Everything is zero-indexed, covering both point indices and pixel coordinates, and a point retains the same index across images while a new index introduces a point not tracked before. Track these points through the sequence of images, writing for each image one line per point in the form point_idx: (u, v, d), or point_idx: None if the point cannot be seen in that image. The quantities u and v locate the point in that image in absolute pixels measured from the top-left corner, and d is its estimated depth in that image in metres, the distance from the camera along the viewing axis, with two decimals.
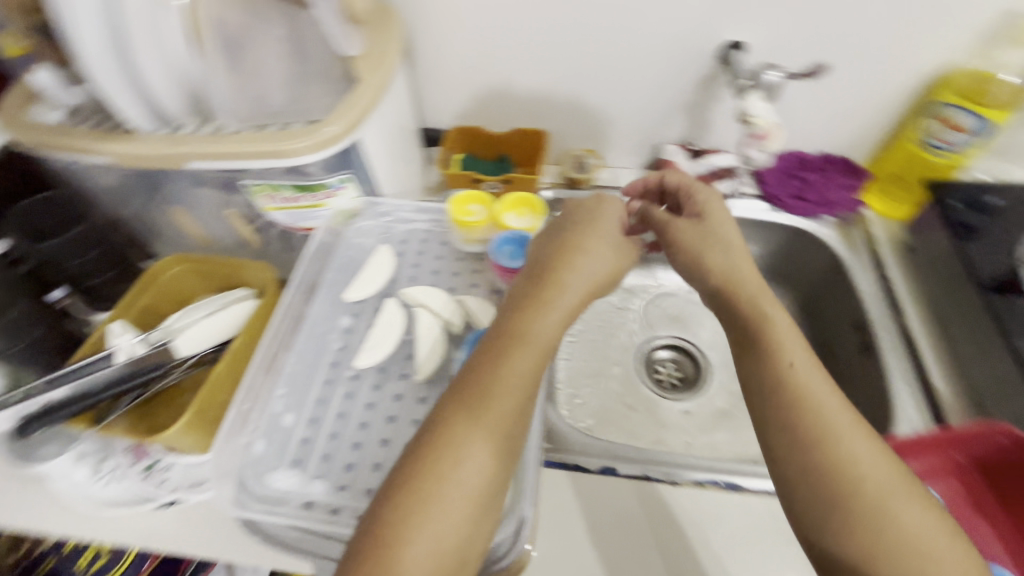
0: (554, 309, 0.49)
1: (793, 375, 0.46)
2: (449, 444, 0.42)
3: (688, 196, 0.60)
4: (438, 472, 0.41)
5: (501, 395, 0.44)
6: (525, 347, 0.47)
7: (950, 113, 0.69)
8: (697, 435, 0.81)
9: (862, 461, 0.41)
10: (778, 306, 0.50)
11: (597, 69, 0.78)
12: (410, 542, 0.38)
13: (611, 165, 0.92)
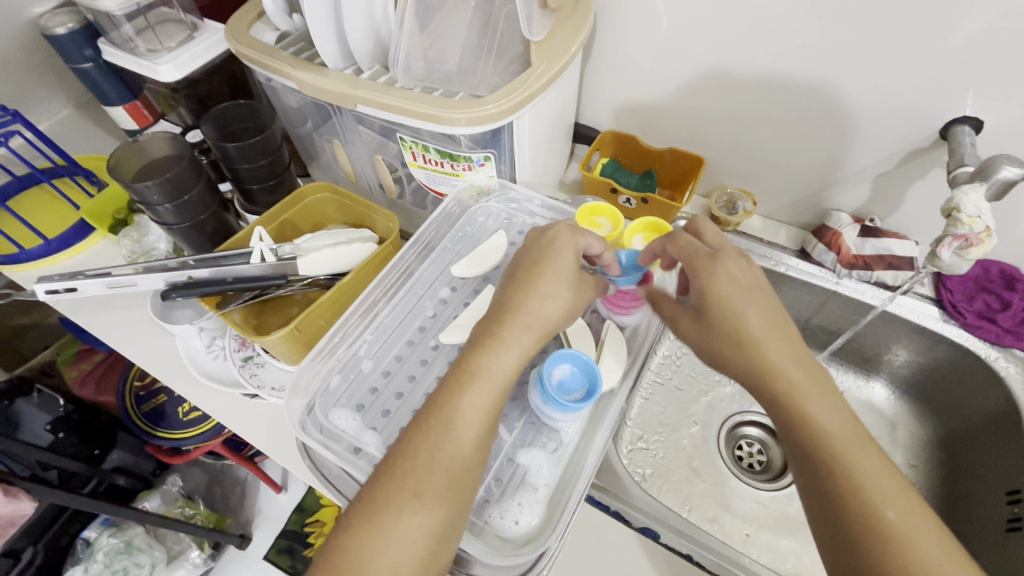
0: (523, 319, 0.47)
1: (846, 456, 0.41)
2: (440, 431, 0.42)
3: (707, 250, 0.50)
4: (429, 448, 0.42)
5: (483, 389, 0.44)
6: (501, 347, 0.46)
7: None
8: (763, 532, 0.73)
9: (896, 522, 0.38)
10: (760, 345, 0.45)
11: (785, 109, 0.71)
12: (397, 516, 0.39)
13: (763, 215, 0.84)
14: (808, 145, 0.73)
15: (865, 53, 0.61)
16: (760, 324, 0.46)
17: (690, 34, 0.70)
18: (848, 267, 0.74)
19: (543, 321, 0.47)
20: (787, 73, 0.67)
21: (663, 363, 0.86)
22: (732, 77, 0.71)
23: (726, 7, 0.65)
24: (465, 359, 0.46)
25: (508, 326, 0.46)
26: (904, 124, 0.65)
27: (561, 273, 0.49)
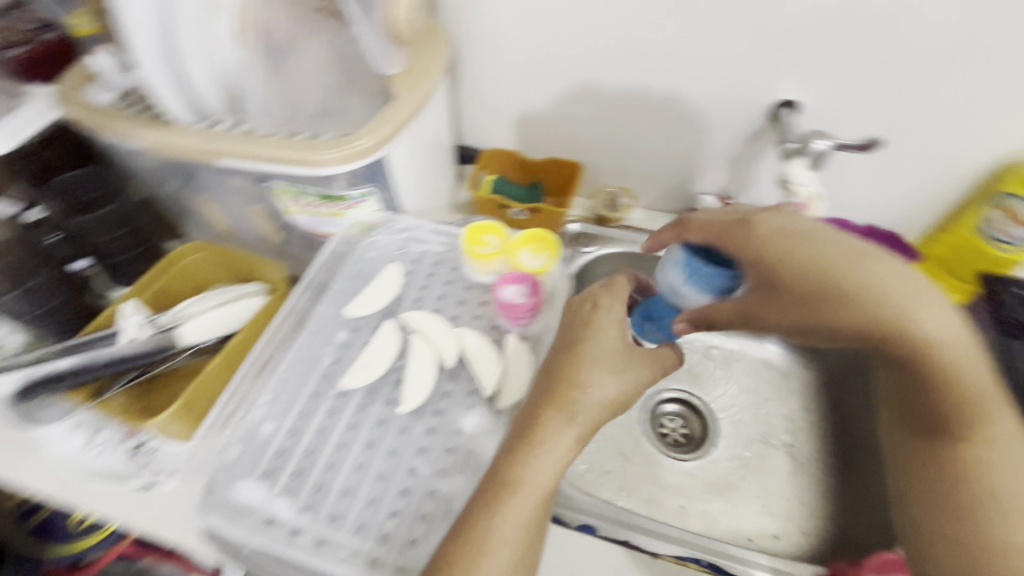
0: (575, 394, 0.45)
1: None
2: (496, 521, 0.42)
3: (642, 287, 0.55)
4: (489, 542, 0.41)
5: (546, 466, 0.44)
6: (540, 436, 0.44)
7: (1018, 208, 0.63)
8: (694, 501, 0.79)
9: None
10: None
11: (643, 111, 0.77)
12: None
13: (644, 207, 0.91)
14: (669, 139, 0.80)
15: (697, 55, 0.68)
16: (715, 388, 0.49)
17: (546, 51, 0.74)
18: None
19: (596, 390, 0.46)
20: (637, 79, 0.73)
21: None
22: (590, 87, 0.77)
23: (573, 25, 0.70)
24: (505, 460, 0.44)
25: (566, 407, 0.45)
26: (740, 113, 0.73)
27: (596, 358, 0.48)
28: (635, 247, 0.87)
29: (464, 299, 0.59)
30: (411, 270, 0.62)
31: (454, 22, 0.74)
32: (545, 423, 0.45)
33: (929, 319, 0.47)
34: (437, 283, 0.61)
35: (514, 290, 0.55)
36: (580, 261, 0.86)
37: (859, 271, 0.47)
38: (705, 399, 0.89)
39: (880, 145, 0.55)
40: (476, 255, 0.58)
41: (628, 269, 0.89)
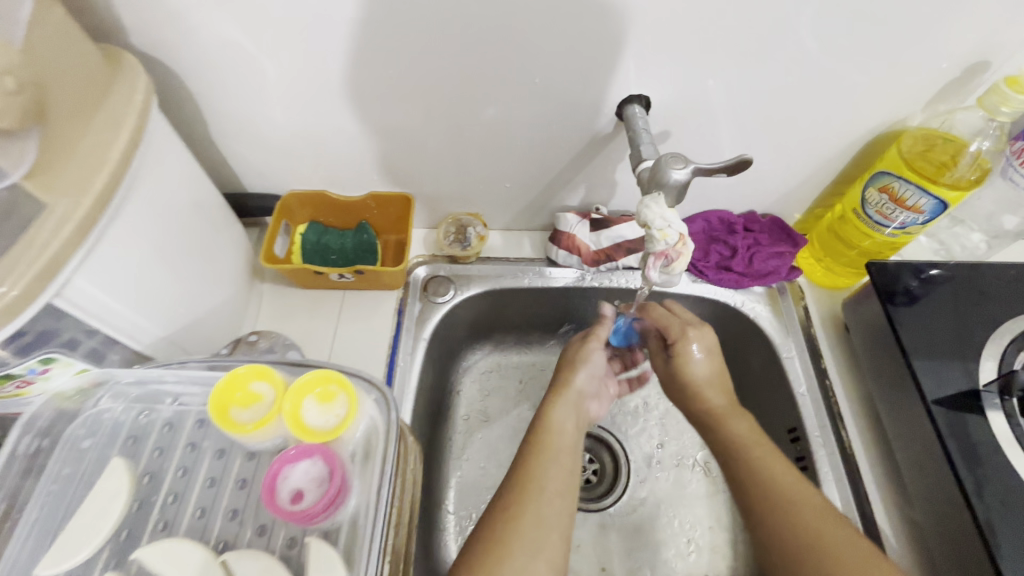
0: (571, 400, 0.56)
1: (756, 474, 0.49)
2: (536, 463, 0.48)
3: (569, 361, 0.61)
4: (540, 485, 0.46)
5: (551, 461, 0.49)
6: (563, 404, 0.55)
7: (898, 189, 0.55)
8: (614, 559, 0.70)
9: (783, 485, 0.47)
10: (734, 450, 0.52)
11: (466, 126, 0.59)
12: (521, 548, 0.42)
13: (502, 228, 0.76)
14: (508, 154, 0.63)
15: (513, 53, 0.51)
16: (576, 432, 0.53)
17: (313, 69, 0.52)
18: (594, 264, 0.70)
19: (571, 404, 0.55)
20: (447, 90, 0.55)
21: (468, 413, 0.76)
22: (389, 109, 0.57)
23: (334, 31, 0.49)
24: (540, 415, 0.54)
25: (556, 410, 0.54)
26: (583, 117, 0.58)
27: (591, 360, 0.60)
28: (499, 282, 0.72)
29: (245, 480, 0.41)
30: (162, 446, 0.42)
31: (158, 45, 0.49)
32: (561, 395, 0.56)
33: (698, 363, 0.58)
34: (204, 459, 0.42)
35: (301, 470, 0.38)
36: (434, 318, 0.69)
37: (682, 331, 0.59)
38: (612, 428, 0.78)
39: (749, 164, 0.43)
40: (237, 420, 0.39)
41: (498, 306, 0.75)
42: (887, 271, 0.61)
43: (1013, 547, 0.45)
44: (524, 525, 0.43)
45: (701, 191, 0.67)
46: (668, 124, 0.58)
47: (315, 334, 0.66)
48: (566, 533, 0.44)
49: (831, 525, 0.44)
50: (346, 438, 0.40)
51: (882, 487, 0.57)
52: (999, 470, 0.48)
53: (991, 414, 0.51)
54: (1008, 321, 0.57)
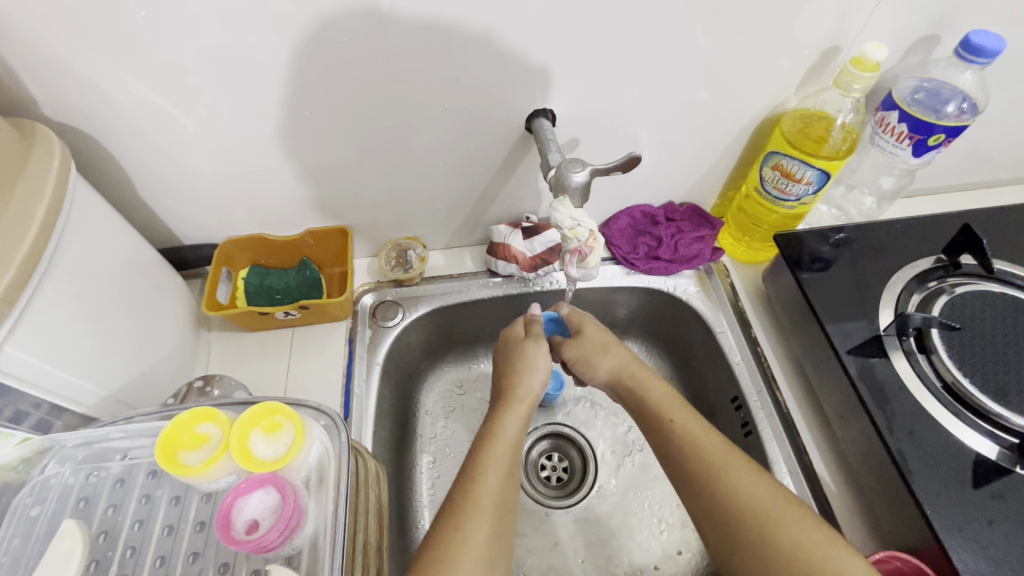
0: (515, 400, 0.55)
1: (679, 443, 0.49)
2: (481, 479, 0.48)
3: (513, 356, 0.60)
4: (483, 502, 0.46)
5: (492, 473, 0.48)
6: (508, 415, 0.54)
7: (787, 165, 0.61)
8: (591, 548, 0.72)
9: (708, 455, 0.48)
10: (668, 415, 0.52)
11: (390, 156, 0.62)
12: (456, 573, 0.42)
13: (442, 247, 0.79)
14: (433, 176, 0.66)
15: (419, 84, 0.54)
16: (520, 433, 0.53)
17: (231, 119, 0.54)
18: (532, 269, 0.73)
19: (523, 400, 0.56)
20: (365, 125, 0.58)
21: (433, 432, 0.77)
22: (312, 149, 0.60)
23: (246, 81, 0.51)
24: (489, 423, 0.53)
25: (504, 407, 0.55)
26: (498, 134, 0.62)
27: (539, 362, 0.59)
28: (445, 298, 0.75)
29: (203, 521, 0.42)
30: (115, 503, 0.42)
31: (72, 113, 0.51)
32: (507, 399, 0.56)
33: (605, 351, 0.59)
34: (160, 507, 0.42)
35: (255, 500, 0.39)
36: (385, 342, 0.71)
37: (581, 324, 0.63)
38: (574, 424, 0.81)
39: (638, 160, 0.48)
40: (186, 462, 0.40)
41: (448, 323, 0.77)
42: (791, 240, 0.67)
43: (924, 470, 0.50)
44: (471, 545, 0.44)
45: (621, 188, 0.72)
46: (577, 131, 0.63)
47: (268, 374, 0.67)
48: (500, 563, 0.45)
49: (756, 487, 0.45)
50: (297, 466, 0.41)
51: (818, 438, 0.62)
52: (905, 404, 0.54)
53: (894, 356, 0.57)
54: (899, 270, 0.63)
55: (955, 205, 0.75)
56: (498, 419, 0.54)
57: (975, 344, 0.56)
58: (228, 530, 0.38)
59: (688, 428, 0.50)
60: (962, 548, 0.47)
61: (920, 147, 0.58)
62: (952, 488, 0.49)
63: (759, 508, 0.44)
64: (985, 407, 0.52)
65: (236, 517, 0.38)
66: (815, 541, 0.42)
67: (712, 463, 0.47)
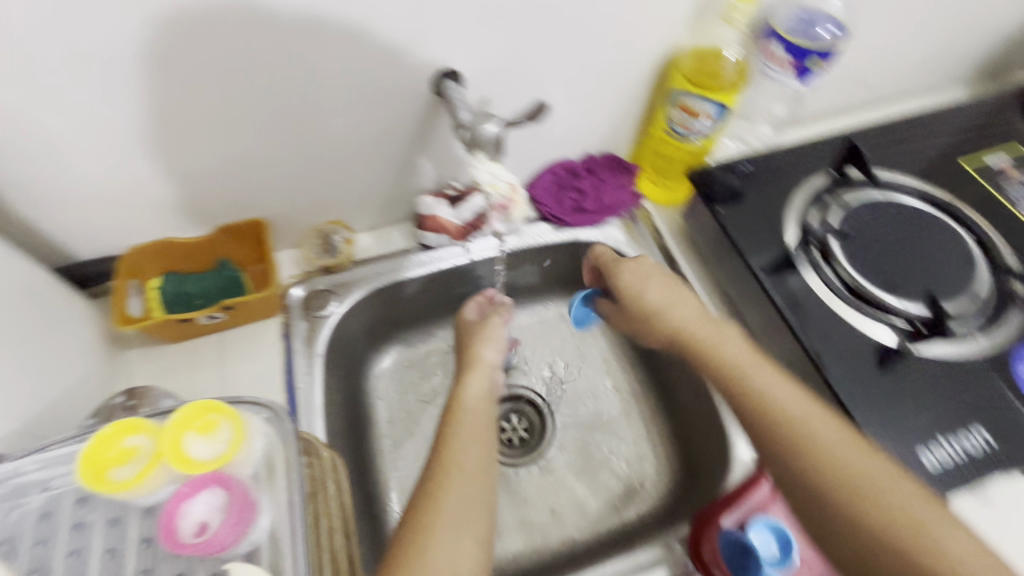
0: (479, 368, 0.61)
1: (749, 390, 0.51)
2: (452, 446, 0.50)
3: (473, 332, 0.66)
4: (460, 464, 0.48)
5: (463, 439, 0.50)
6: (473, 379, 0.59)
7: (688, 102, 0.64)
8: (560, 497, 0.74)
9: (762, 394, 0.50)
10: (722, 355, 0.54)
11: (299, 137, 0.59)
12: (439, 532, 0.42)
13: (370, 229, 0.76)
14: (346, 153, 0.63)
15: (314, 55, 0.52)
16: (484, 396, 0.57)
17: (107, 113, 0.50)
18: (463, 236, 0.73)
19: (483, 365, 0.61)
20: (263, 106, 0.54)
21: (389, 415, 0.76)
22: (209, 138, 0.56)
23: (118, 69, 0.47)
24: (453, 393, 0.58)
25: (469, 371, 0.60)
26: (406, 102, 0.60)
27: (494, 334, 0.65)
28: (381, 279, 0.73)
29: (148, 537, 0.39)
30: (43, 538, 0.39)
31: None
32: (473, 367, 0.61)
33: (653, 293, 0.61)
34: (96, 533, 0.39)
35: (200, 503, 0.38)
36: (324, 333, 0.68)
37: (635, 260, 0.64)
38: (528, 384, 0.83)
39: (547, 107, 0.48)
40: (113, 478, 0.37)
41: (388, 303, 0.76)
42: (703, 175, 0.70)
43: (837, 363, 0.56)
44: (447, 508, 0.44)
45: (540, 146, 0.72)
46: (487, 91, 0.62)
47: (202, 384, 0.63)
48: (489, 515, 0.45)
49: (804, 417, 0.48)
50: (241, 461, 0.40)
51: None
52: (816, 310, 0.59)
53: (802, 268, 0.62)
54: (800, 189, 0.68)
55: (845, 126, 0.81)
56: (465, 384, 0.58)
57: (868, 246, 0.62)
58: (169, 533, 0.37)
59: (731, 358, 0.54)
60: (873, 425, 0.53)
61: (803, 74, 0.63)
62: (861, 375, 0.55)
63: (832, 445, 0.46)
64: (881, 300, 0.58)
65: (178, 514, 0.37)
66: (886, 479, 0.44)
67: (759, 403, 0.50)
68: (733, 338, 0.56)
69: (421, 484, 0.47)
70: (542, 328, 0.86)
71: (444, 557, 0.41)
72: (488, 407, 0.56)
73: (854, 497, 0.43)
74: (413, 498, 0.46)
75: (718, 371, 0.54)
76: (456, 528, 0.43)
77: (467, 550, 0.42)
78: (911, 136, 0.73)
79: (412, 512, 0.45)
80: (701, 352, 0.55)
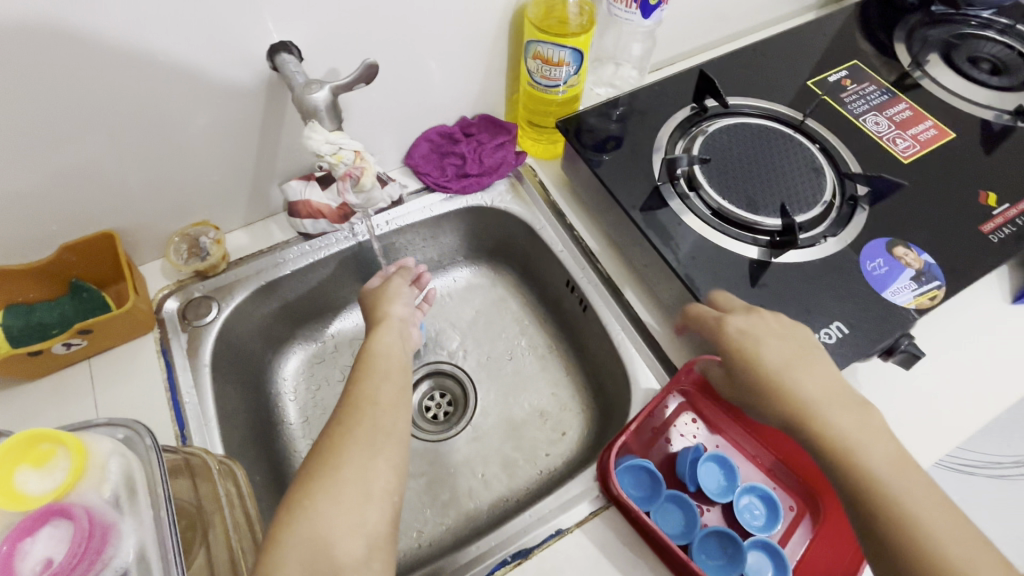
0: (387, 321, 0.57)
1: (788, 393, 0.47)
2: (359, 401, 0.49)
3: (375, 291, 0.62)
4: (369, 420, 0.47)
5: (371, 395, 0.50)
6: (383, 331, 0.56)
7: (543, 51, 0.64)
8: (488, 461, 0.75)
9: (806, 396, 0.47)
10: (793, 372, 0.48)
11: (128, 133, 0.54)
12: (341, 486, 0.43)
13: (244, 226, 0.72)
14: (190, 146, 0.58)
15: (116, 34, 0.47)
16: (394, 347, 0.55)
17: None
18: (343, 218, 0.70)
19: (393, 321, 0.58)
20: (71, 101, 0.49)
21: (300, 415, 0.74)
22: (16, 145, 0.50)
23: None
24: (361, 347, 0.55)
25: (376, 325, 0.57)
26: (242, 82, 0.55)
27: (403, 292, 0.62)
28: (263, 277, 0.69)
29: None
30: None
31: None
32: (383, 320, 0.58)
33: (740, 345, 0.52)
34: None
35: (46, 537, 0.34)
36: (207, 341, 0.64)
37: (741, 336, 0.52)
38: (444, 358, 0.83)
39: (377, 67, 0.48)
40: None
41: (278, 300, 0.72)
42: (573, 124, 0.71)
43: (709, 286, 0.59)
44: (349, 464, 0.44)
45: (408, 114, 0.70)
46: (332, 61, 0.59)
47: (72, 420, 0.58)
48: (399, 465, 0.46)
49: (852, 420, 0.45)
50: (92, 487, 0.36)
51: (641, 292, 0.69)
52: (688, 238, 0.62)
53: (672, 201, 0.64)
54: (664, 125, 0.70)
55: (706, 60, 0.84)
56: (375, 335, 0.56)
57: (728, 171, 0.65)
58: (3, 571, 0.32)
59: (773, 366, 0.49)
60: None
61: (646, 9, 0.64)
62: (731, 293, 0.59)
63: (865, 457, 0.43)
64: (743, 219, 0.62)
65: (18, 551, 0.33)
66: (913, 489, 0.41)
67: (801, 399, 0.47)
68: (793, 351, 0.51)
69: (323, 441, 0.46)
70: (450, 301, 0.85)
71: (345, 514, 0.42)
72: (401, 360, 0.54)
73: (878, 519, 0.41)
74: (311, 457, 0.45)
75: (762, 379, 0.49)
76: (360, 482, 0.44)
77: (369, 502, 0.43)
78: (760, 64, 0.78)
79: (312, 469, 0.44)
80: (766, 367, 0.49)
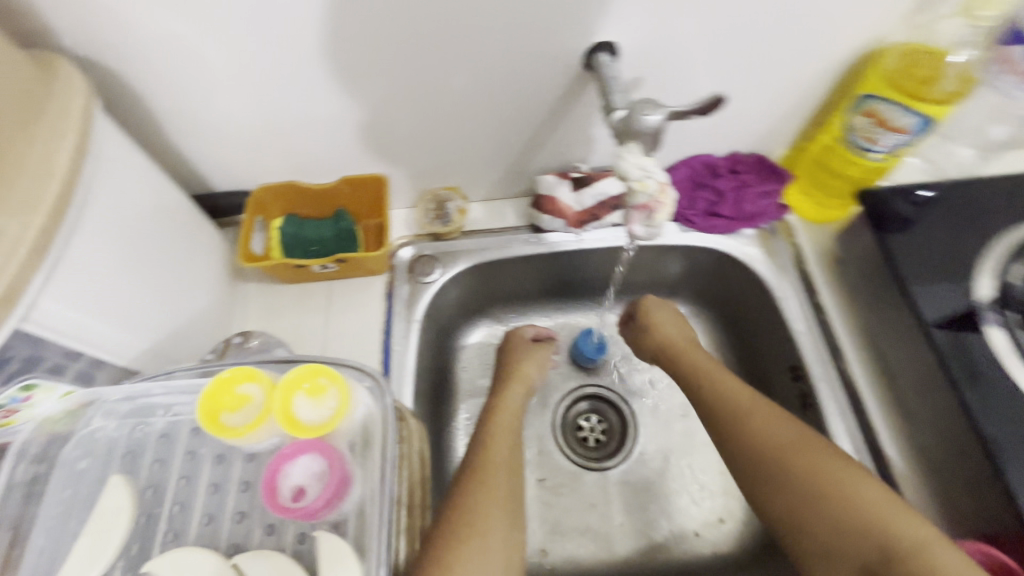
0: (517, 380, 0.64)
1: (870, 517, 0.42)
2: (491, 455, 0.52)
3: (517, 355, 0.67)
4: (498, 478, 0.49)
5: (499, 451, 0.52)
6: (512, 392, 0.62)
7: (883, 110, 0.53)
8: (630, 512, 0.70)
9: (878, 515, 0.42)
10: (834, 464, 0.46)
11: (435, 99, 0.57)
12: (483, 539, 0.44)
13: (483, 199, 0.74)
14: (478, 120, 0.60)
15: None
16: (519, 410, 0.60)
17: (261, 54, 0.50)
18: (580, 225, 0.69)
19: (522, 385, 0.63)
20: (407, 63, 0.52)
21: (471, 389, 0.76)
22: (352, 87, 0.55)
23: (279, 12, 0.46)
24: (493, 403, 0.60)
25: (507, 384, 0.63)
26: (552, 73, 0.55)
27: (544, 360, 0.68)
28: (486, 254, 0.71)
29: (248, 481, 0.41)
30: (162, 457, 0.41)
31: (95, 47, 0.47)
32: (516, 385, 0.63)
33: (775, 432, 0.50)
34: (205, 466, 0.41)
35: (302, 466, 0.39)
36: (425, 299, 0.68)
37: (748, 423, 0.51)
38: (616, 387, 0.78)
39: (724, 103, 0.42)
40: (228, 423, 0.38)
41: (489, 279, 0.74)
42: (874, 196, 0.59)
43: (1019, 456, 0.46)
44: (489, 520, 0.45)
45: (684, 137, 0.65)
46: (643, 70, 0.56)
47: (306, 329, 0.65)
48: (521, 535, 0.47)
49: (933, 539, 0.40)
50: (343, 429, 0.40)
51: (887, 416, 0.57)
52: (1003, 386, 0.48)
53: (990, 330, 0.51)
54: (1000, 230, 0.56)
55: None
56: (506, 396, 0.61)
57: None
58: (273, 493, 0.38)
59: (814, 462, 0.47)
60: None
61: None
62: None
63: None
64: None
65: (281, 475, 0.39)
66: None
67: (868, 518, 0.42)
68: (839, 458, 0.47)
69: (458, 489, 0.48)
70: None
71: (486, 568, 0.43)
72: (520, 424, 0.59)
73: None
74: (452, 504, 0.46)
75: (816, 488, 0.45)
76: (496, 540, 0.45)
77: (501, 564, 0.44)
78: None
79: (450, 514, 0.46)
80: (808, 475, 0.46)
